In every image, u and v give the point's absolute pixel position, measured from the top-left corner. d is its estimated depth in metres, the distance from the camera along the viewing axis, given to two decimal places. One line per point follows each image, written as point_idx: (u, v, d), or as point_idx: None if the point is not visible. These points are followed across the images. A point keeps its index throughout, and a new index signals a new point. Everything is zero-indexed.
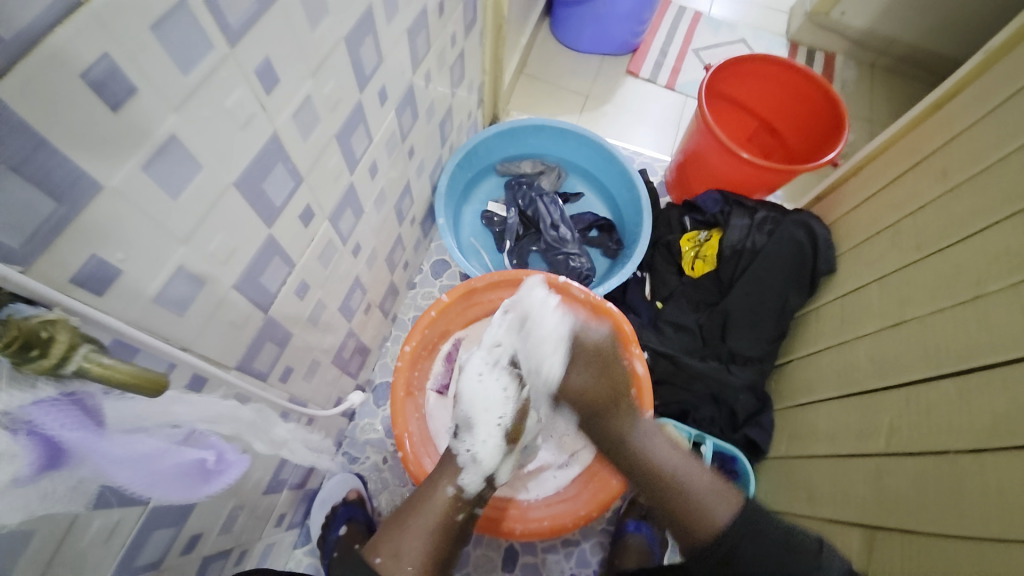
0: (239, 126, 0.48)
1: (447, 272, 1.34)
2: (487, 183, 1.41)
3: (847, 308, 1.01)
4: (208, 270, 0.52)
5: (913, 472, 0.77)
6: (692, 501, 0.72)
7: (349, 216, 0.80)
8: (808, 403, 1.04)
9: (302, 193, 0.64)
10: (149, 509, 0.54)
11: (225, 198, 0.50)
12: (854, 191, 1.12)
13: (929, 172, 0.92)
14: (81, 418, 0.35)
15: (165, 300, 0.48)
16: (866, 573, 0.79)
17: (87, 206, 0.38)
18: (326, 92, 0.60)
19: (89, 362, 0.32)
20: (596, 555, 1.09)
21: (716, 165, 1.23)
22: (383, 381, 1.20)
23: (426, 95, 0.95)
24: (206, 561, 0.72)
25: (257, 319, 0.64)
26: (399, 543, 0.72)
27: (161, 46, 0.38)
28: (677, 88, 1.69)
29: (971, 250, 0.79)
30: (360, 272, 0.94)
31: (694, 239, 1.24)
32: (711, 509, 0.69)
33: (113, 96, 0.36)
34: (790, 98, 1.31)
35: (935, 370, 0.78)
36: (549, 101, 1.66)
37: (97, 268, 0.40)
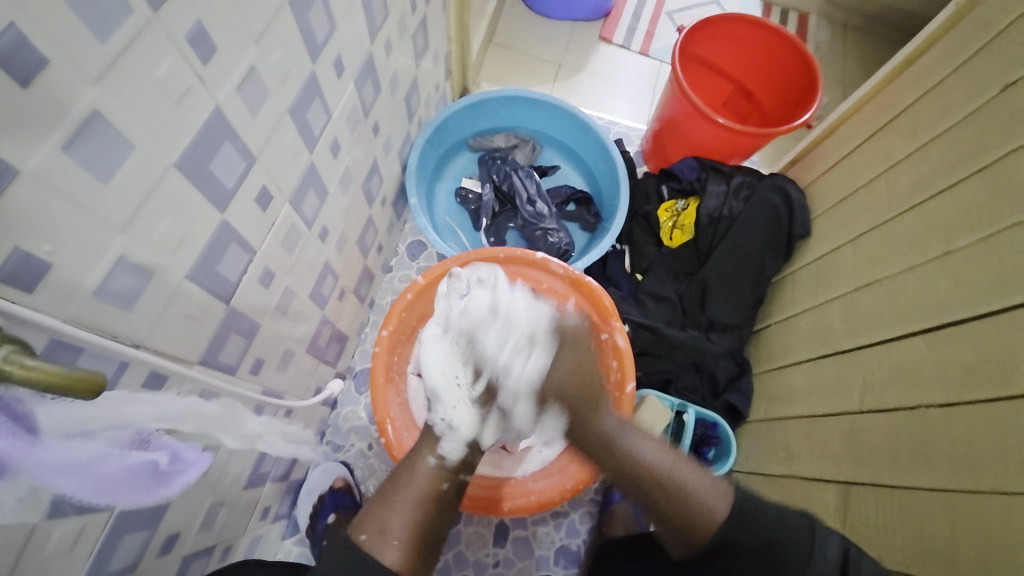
0: (175, 101, 0.44)
1: (423, 253, 1.30)
2: (460, 159, 1.37)
3: (822, 270, 1.02)
4: (156, 260, 0.48)
5: (886, 427, 0.79)
6: (684, 501, 0.62)
7: (313, 197, 0.76)
8: (785, 365, 1.06)
9: (256, 173, 0.60)
10: (116, 513, 0.52)
11: (166, 181, 0.46)
12: (829, 153, 1.12)
13: (900, 131, 0.92)
14: (9, 426, 0.32)
15: (108, 294, 0.44)
16: (844, 526, 0.82)
17: (2, 193, 0.34)
18: (273, 63, 0.56)
19: (10, 364, 0.29)
20: (585, 524, 1.11)
21: (691, 130, 1.22)
22: (363, 368, 1.18)
23: (388, 65, 0.90)
24: (188, 560, 0.70)
25: (219, 310, 0.60)
26: (386, 520, 0.66)
27: (69, 10, 0.34)
28: (651, 54, 1.66)
29: (941, 207, 0.79)
30: (330, 256, 0.90)
31: (671, 208, 1.23)
32: (705, 507, 0.61)
33: (20, 69, 0.32)
34: (764, 59, 1.29)
35: (907, 326, 0.79)
36: (521, 71, 1.60)
37: (22, 262, 0.37)
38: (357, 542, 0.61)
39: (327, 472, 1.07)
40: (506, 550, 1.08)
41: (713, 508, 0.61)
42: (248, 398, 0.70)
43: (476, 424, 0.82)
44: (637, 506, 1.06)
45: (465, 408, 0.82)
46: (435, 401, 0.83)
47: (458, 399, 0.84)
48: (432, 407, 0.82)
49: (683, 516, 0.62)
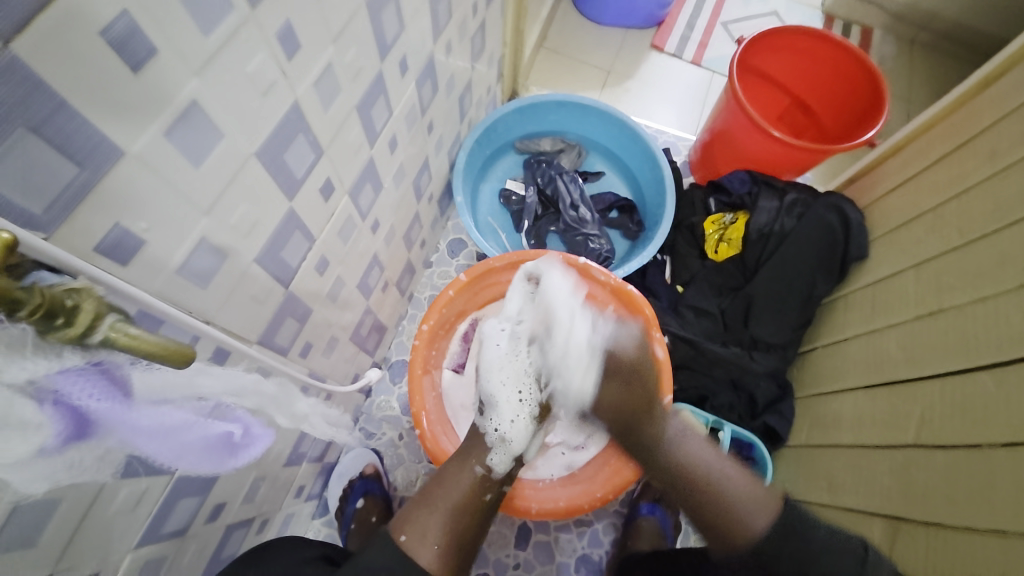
0: (260, 93, 0.47)
1: (463, 251, 1.32)
2: (505, 161, 1.38)
3: (879, 296, 0.98)
4: (230, 242, 0.51)
5: (943, 465, 0.75)
6: (727, 506, 0.66)
7: (368, 191, 0.79)
8: (832, 391, 1.01)
9: (323, 164, 0.62)
10: (176, 478, 0.55)
11: (247, 168, 0.49)
12: (893, 173, 1.07)
13: (976, 154, 0.87)
14: (108, 389, 0.35)
15: (188, 272, 0.47)
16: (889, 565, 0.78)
17: (109, 171, 0.36)
18: (347, 61, 0.58)
19: (115, 332, 0.31)
20: (609, 535, 1.10)
21: (745, 143, 1.19)
22: (399, 359, 1.21)
23: (446, 66, 0.92)
24: (229, 529, 0.74)
25: (279, 294, 0.63)
26: (427, 521, 0.69)
27: (182, 6, 0.36)
28: (704, 64, 1.63)
29: (1018, 237, 0.74)
30: (378, 249, 0.93)
31: (719, 222, 1.19)
32: (749, 515, 0.64)
33: (134, 56, 0.35)
34: (827, 73, 1.25)
35: (973, 360, 0.75)
36: (570, 76, 1.61)
37: (120, 237, 0.39)
38: (399, 543, 0.65)
39: (358, 458, 1.10)
40: (526, 552, 1.08)
41: (769, 508, 0.64)
42: (297, 380, 0.73)
43: (528, 439, 0.85)
44: (664, 523, 1.04)
45: (522, 424, 0.85)
46: (488, 408, 0.86)
47: (518, 413, 0.85)
48: (486, 415, 0.86)
49: (723, 520, 0.65)
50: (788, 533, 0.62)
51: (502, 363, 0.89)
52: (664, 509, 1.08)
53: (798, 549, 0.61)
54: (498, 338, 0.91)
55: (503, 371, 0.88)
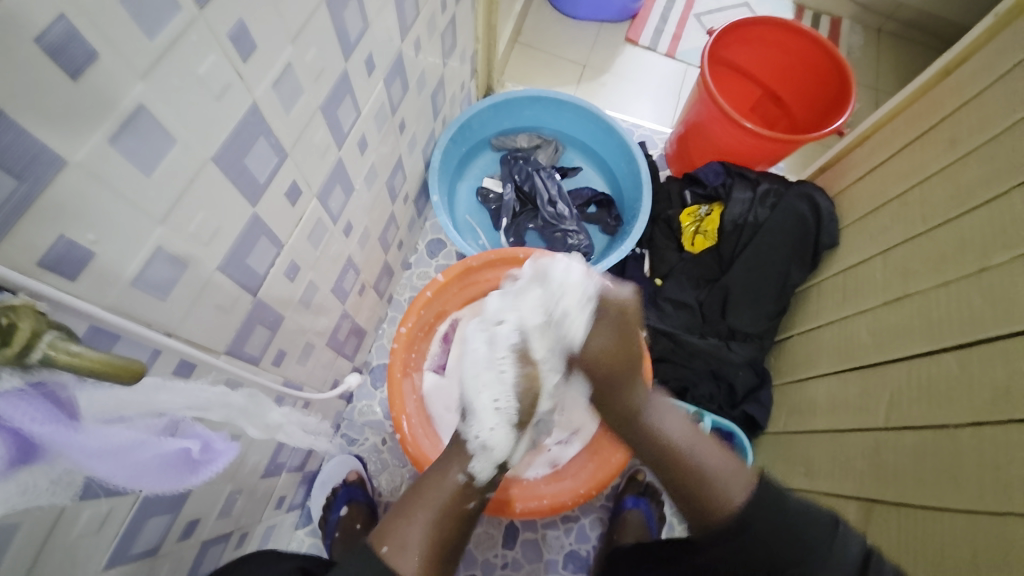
0: (215, 96, 0.45)
1: (442, 251, 1.31)
2: (481, 158, 1.37)
3: (850, 283, 1.00)
4: (190, 251, 0.49)
5: (912, 446, 0.77)
6: (707, 477, 0.69)
7: (339, 194, 0.77)
8: (807, 378, 1.03)
9: (287, 168, 0.60)
10: (142, 497, 0.53)
11: (204, 174, 0.47)
12: (860, 162, 1.09)
13: (937, 141, 0.89)
14: (53, 410, 0.33)
15: (145, 283, 0.45)
16: None
17: (51, 183, 0.35)
18: (308, 60, 0.57)
19: (55, 350, 0.30)
20: (595, 530, 1.11)
21: (718, 135, 1.20)
22: (380, 363, 1.19)
23: (416, 63, 0.90)
24: (206, 545, 0.72)
25: (246, 302, 0.61)
26: (408, 534, 0.68)
27: (121, 7, 0.34)
28: (678, 57, 1.64)
29: (979, 221, 0.76)
30: (353, 252, 0.91)
31: (694, 213, 1.21)
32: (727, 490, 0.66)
33: (71, 62, 0.33)
34: (796, 64, 1.27)
35: (939, 343, 0.77)
36: (545, 71, 1.60)
37: (67, 250, 0.38)
38: (380, 555, 0.63)
39: (341, 465, 1.08)
40: (514, 551, 1.08)
41: (738, 485, 0.66)
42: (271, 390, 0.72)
43: (510, 445, 0.82)
44: (648, 516, 1.05)
45: (504, 431, 0.81)
46: (470, 415, 0.82)
47: (497, 420, 0.81)
48: (467, 422, 0.81)
49: (703, 499, 0.68)
50: (764, 504, 0.63)
51: (479, 368, 0.84)
52: (648, 501, 1.09)
53: (779, 523, 0.62)
54: (479, 339, 0.87)
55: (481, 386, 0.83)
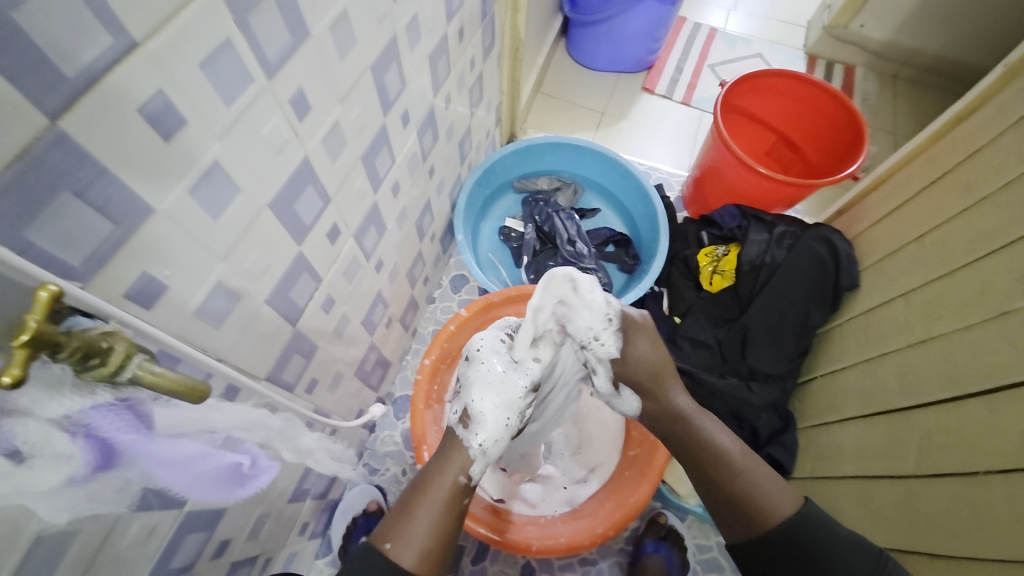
0: (274, 151, 0.52)
1: (465, 286, 1.37)
2: (504, 199, 1.44)
3: (872, 324, 0.99)
4: (243, 285, 0.55)
5: (944, 494, 0.75)
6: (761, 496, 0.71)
7: (373, 233, 0.84)
8: (832, 421, 1.01)
9: (330, 211, 0.67)
10: (184, 513, 0.57)
11: (261, 218, 0.54)
12: (877, 205, 1.11)
13: (953, 186, 0.91)
14: (135, 423, 0.38)
15: (205, 314, 0.51)
16: None
17: (140, 227, 0.41)
18: (353, 117, 0.64)
19: (142, 370, 0.35)
20: (615, 574, 1.08)
21: (733, 179, 1.24)
22: (403, 394, 1.23)
23: (446, 115, 0.99)
24: (233, 567, 0.74)
25: (287, 332, 0.67)
26: (412, 530, 0.66)
27: (208, 82, 0.41)
28: (694, 104, 1.71)
29: (999, 264, 0.77)
30: (383, 286, 0.97)
31: (711, 254, 1.23)
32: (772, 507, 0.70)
33: (165, 127, 0.40)
34: (808, 112, 1.31)
35: (964, 387, 0.76)
36: (566, 118, 1.69)
37: (146, 283, 0.44)
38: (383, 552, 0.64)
39: (362, 495, 1.10)
40: None
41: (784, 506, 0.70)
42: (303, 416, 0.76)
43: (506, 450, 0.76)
44: (670, 561, 1.03)
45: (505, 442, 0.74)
46: (474, 421, 0.73)
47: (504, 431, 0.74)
48: (470, 429, 0.73)
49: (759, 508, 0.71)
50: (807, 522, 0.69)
51: (491, 386, 0.74)
52: (670, 547, 1.06)
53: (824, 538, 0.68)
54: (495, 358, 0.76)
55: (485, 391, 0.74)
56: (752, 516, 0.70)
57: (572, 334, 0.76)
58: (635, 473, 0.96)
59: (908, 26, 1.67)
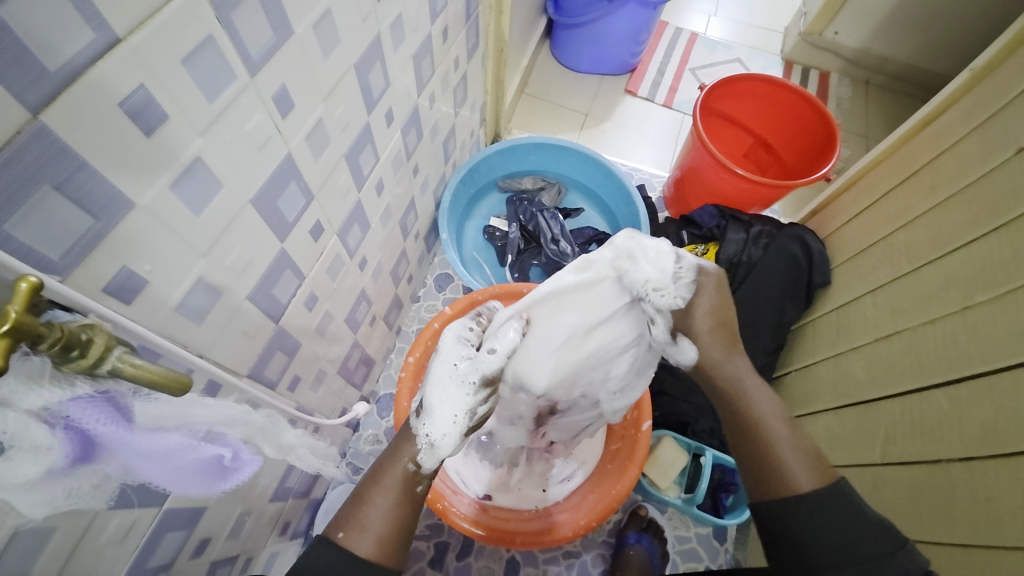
0: (257, 148, 0.52)
1: (450, 285, 1.37)
2: (489, 199, 1.46)
3: (843, 319, 1.03)
4: (225, 281, 0.55)
5: (909, 481, 0.78)
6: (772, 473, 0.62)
7: (356, 231, 0.84)
8: (806, 413, 1.05)
9: (313, 208, 0.67)
10: (163, 510, 0.56)
11: (243, 214, 0.54)
12: (848, 205, 1.15)
13: (919, 187, 0.95)
14: (113, 414, 0.38)
15: (185, 309, 0.51)
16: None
17: (120, 221, 0.41)
18: (336, 115, 0.64)
19: (123, 362, 0.35)
20: (598, 567, 1.10)
21: (712, 180, 1.27)
22: (387, 392, 1.23)
23: (431, 114, 0.99)
24: (213, 566, 0.74)
25: (269, 328, 0.67)
26: (367, 517, 0.61)
27: (191, 79, 0.42)
28: (675, 106, 1.75)
29: (960, 262, 0.81)
30: (366, 284, 0.97)
31: (691, 253, 1.26)
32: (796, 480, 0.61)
33: (147, 122, 0.40)
34: (784, 115, 1.35)
35: (929, 378, 0.79)
36: (550, 119, 1.71)
37: (126, 278, 0.44)
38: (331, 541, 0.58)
39: (345, 493, 1.10)
40: None
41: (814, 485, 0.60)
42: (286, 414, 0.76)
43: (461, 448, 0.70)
44: (652, 552, 1.04)
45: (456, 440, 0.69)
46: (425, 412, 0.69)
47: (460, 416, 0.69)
48: (419, 418, 0.70)
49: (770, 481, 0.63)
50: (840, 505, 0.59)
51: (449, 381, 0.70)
52: (651, 539, 1.07)
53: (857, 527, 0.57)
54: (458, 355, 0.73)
55: (446, 387, 0.70)
56: (766, 482, 0.63)
57: (628, 285, 0.76)
58: (618, 469, 0.97)
59: (879, 35, 1.73)
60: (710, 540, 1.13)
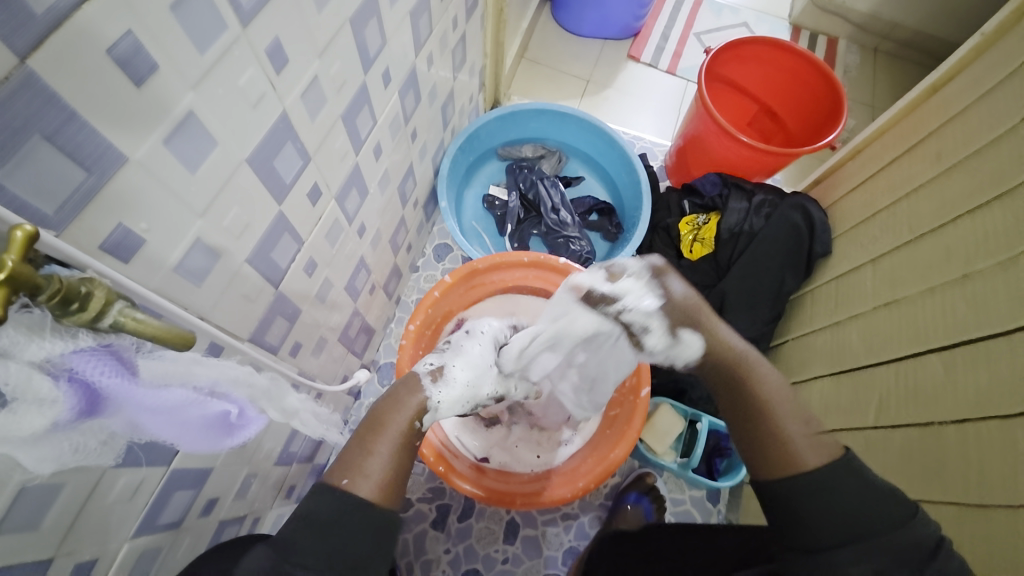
0: (251, 105, 0.51)
1: (449, 255, 1.36)
2: (488, 167, 1.43)
3: (842, 289, 1.03)
4: (223, 243, 0.54)
5: (900, 445, 0.80)
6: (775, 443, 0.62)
7: (355, 196, 0.83)
8: (801, 381, 1.07)
9: (310, 170, 0.66)
10: (170, 471, 0.57)
11: (239, 174, 0.53)
12: (852, 174, 1.14)
13: (924, 156, 0.94)
14: (117, 367, 0.38)
15: (184, 270, 0.50)
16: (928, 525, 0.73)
17: (113, 176, 0.40)
18: (332, 73, 0.62)
19: (124, 316, 0.35)
20: (594, 527, 1.13)
21: (715, 147, 1.25)
22: (387, 361, 1.24)
23: (428, 77, 0.96)
24: (222, 525, 0.76)
25: (269, 293, 0.66)
26: (370, 463, 0.60)
27: (180, 26, 0.40)
28: (678, 73, 1.70)
29: (962, 230, 0.80)
30: (365, 252, 0.96)
31: (693, 222, 1.24)
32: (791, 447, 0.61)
33: (136, 72, 0.38)
34: (790, 82, 1.32)
35: (925, 346, 0.80)
36: (551, 85, 1.67)
37: (123, 236, 0.43)
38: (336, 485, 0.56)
39: None
40: (515, 547, 1.10)
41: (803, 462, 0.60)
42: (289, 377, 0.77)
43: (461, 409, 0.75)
44: (648, 513, 1.08)
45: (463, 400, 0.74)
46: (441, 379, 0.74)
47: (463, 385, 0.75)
48: (433, 384, 0.73)
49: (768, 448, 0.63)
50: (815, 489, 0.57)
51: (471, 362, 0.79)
52: (649, 501, 1.11)
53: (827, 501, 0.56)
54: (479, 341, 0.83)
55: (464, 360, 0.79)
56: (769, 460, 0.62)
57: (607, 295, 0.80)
58: (615, 436, 0.99)
59: None
60: (703, 503, 1.17)
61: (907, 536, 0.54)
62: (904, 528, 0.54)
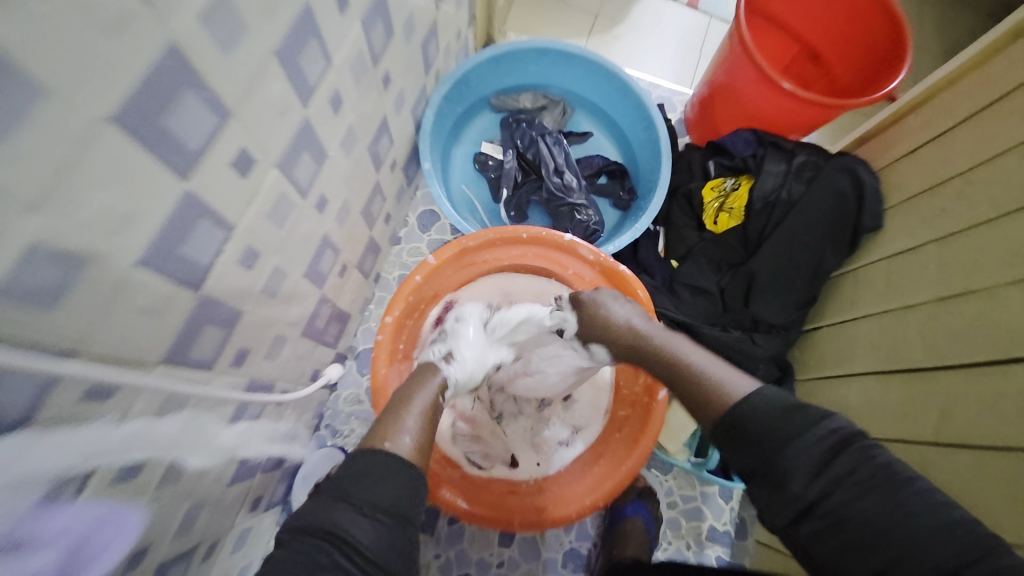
0: (103, 30, 0.32)
1: (435, 224, 1.19)
2: (480, 120, 1.23)
3: (896, 272, 0.88)
4: (91, 244, 0.37)
5: (965, 466, 0.68)
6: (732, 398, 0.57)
7: (308, 162, 0.64)
8: (838, 375, 0.93)
9: (232, 130, 0.48)
10: (60, 543, 0.44)
11: (101, 140, 0.35)
12: (914, 130, 0.95)
13: (1010, 110, 0.74)
14: None
15: (21, 290, 0.34)
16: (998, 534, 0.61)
17: None
18: None
19: None
20: (597, 526, 1.04)
21: (750, 98, 1.05)
22: (366, 347, 1.10)
23: (403, 3, 0.75)
24: (164, 565, 0.64)
25: (188, 299, 0.50)
26: (403, 424, 0.64)
27: None
28: (702, 6, 1.45)
29: None
30: (329, 229, 0.79)
31: (718, 187, 1.07)
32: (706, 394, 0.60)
33: None
34: (841, 16, 1.10)
35: (1007, 351, 0.66)
36: (553, 20, 1.42)
37: None
38: (383, 450, 0.59)
39: (326, 458, 1.00)
40: (511, 550, 1.02)
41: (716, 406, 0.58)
42: (225, 400, 0.62)
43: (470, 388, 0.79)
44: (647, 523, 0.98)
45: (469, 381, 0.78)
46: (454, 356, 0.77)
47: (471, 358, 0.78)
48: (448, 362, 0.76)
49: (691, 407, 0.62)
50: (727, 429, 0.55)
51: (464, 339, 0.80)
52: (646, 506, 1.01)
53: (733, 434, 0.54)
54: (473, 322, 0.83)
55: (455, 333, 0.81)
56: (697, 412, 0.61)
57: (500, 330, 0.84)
58: (626, 442, 0.86)
59: None
60: (716, 500, 1.07)
61: (782, 452, 0.49)
62: (911, 484, 0.45)
